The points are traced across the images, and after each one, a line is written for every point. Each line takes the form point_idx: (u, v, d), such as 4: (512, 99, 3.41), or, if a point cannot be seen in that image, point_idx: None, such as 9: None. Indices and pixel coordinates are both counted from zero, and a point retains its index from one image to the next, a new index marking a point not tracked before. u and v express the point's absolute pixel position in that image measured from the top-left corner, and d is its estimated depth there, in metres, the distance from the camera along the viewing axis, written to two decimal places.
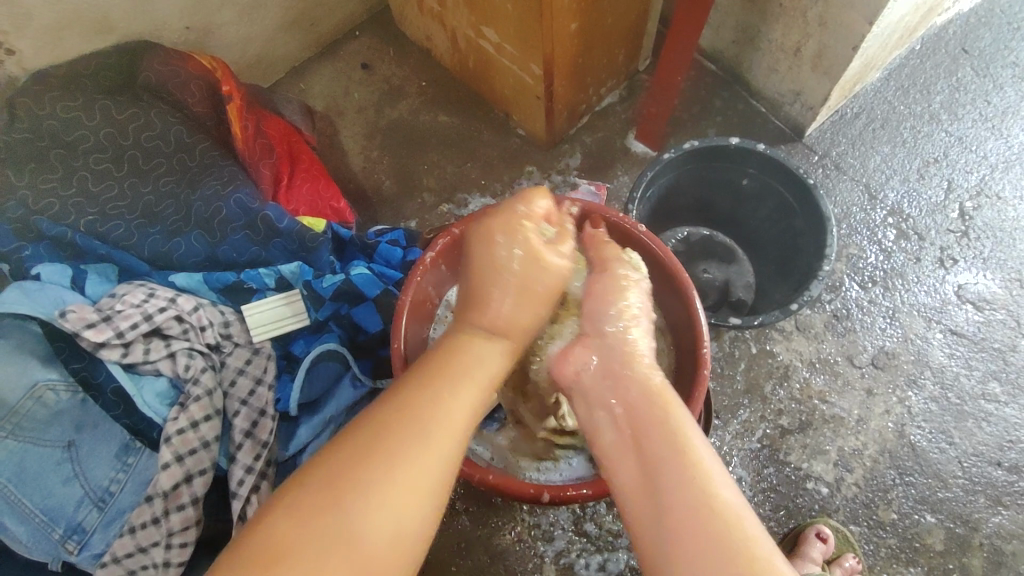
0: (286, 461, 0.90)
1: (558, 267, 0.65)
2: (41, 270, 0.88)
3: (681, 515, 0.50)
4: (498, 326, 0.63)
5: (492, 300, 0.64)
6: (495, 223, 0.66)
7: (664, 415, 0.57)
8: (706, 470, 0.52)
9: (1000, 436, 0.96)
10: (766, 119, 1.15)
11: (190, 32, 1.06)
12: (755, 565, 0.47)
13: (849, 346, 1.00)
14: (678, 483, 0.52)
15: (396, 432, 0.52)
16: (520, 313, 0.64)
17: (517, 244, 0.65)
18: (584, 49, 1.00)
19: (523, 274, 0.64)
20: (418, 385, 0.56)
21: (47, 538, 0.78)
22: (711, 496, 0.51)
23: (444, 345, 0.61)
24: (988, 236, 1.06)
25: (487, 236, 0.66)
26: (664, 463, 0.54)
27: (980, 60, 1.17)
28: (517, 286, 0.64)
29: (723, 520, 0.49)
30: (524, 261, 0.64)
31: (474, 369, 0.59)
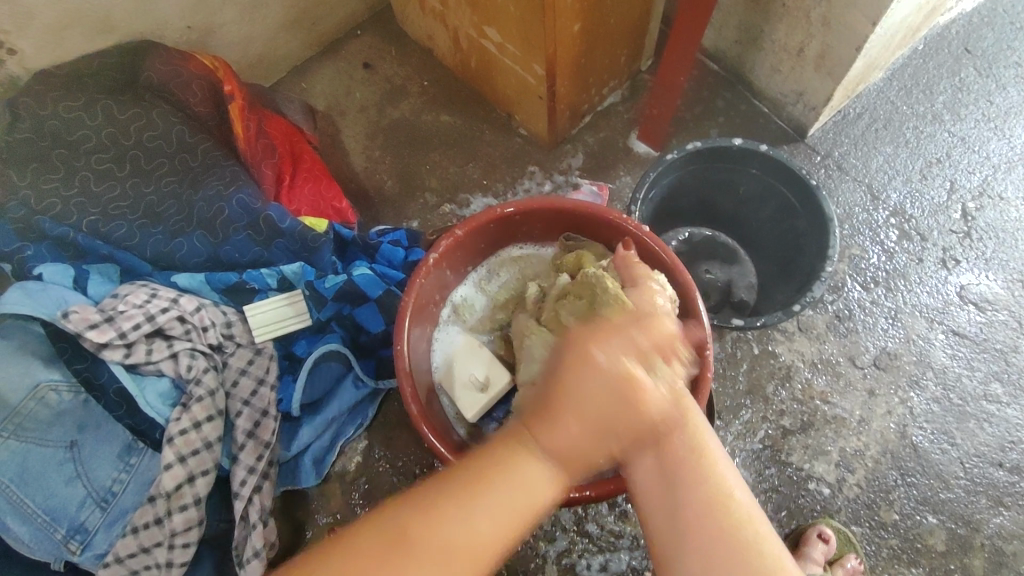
0: (289, 461, 0.92)
1: (655, 401, 0.54)
2: (43, 270, 0.87)
3: (701, 518, 0.52)
4: (562, 452, 0.52)
5: (568, 436, 0.52)
6: (598, 350, 0.54)
7: (684, 419, 0.55)
8: (722, 473, 0.53)
9: (1001, 437, 0.96)
10: (769, 119, 1.14)
11: (192, 31, 1.06)
12: (767, 566, 0.50)
13: (851, 347, 1.00)
14: (693, 488, 0.53)
15: (443, 510, 0.51)
16: (584, 443, 0.52)
17: (607, 367, 0.53)
18: (586, 49, 0.99)
19: (610, 411, 0.52)
20: (471, 475, 0.52)
21: (50, 538, 0.78)
22: (725, 496, 0.52)
23: (500, 454, 0.53)
24: (991, 237, 1.06)
25: (584, 356, 0.54)
26: (682, 466, 0.53)
27: (983, 60, 1.17)
28: (597, 415, 0.52)
29: (734, 518, 0.52)
30: (613, 391, 0.52)
31: (534, 482, 0.52)
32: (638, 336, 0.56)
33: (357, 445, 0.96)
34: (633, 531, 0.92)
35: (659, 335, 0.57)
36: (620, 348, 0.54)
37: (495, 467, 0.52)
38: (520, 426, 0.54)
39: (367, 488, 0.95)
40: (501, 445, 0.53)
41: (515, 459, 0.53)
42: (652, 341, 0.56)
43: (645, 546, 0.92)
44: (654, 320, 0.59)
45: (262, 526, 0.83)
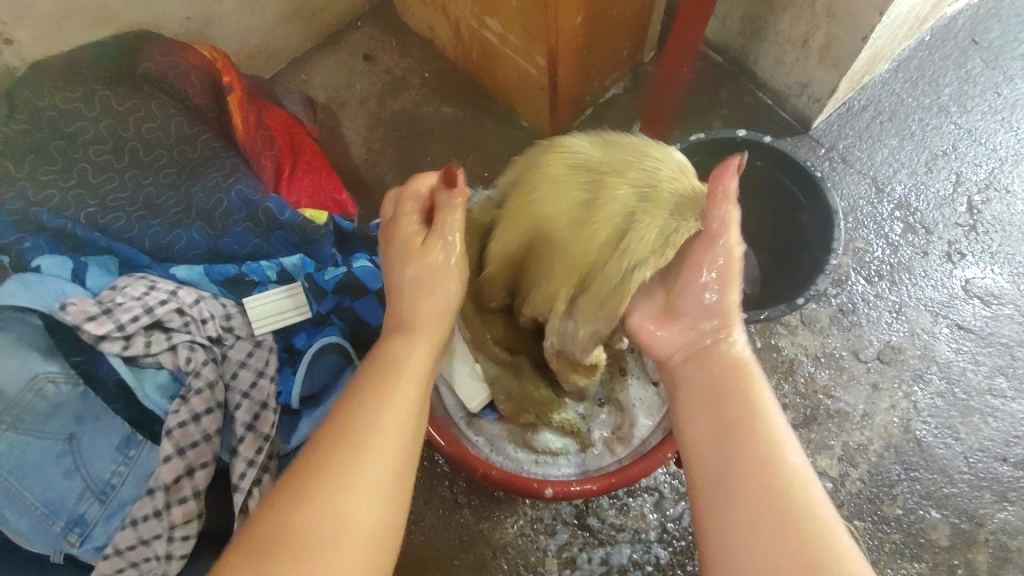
0: (288, 454, 0.90)
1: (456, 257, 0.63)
2: (41, 262, 0.87)
3: (748, 474, 0.49)
4: (423, 322, 0.62)
5: (416, 311, 0.62)
6: (394, 240, 0.66)
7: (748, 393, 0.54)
8: (777, 436, 0.51)
9: (1006, 432, 0.95)
10: (772, 111, 1.13)
11: (190, 22, 1.05)
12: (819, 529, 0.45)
13: (855, 341, 0.99)
14: (746, 446, 0.50)
15: (354, 431, 0.52)
16: (427, 311, 0.62)
17: (434, 256, 0.63)
18: (588, 40, 0.98)
19: (433, 282, 0.63)
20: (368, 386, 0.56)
21: (48, 530, 0.78)
22: (779, 461, 0.49)
23: (377, 354, 0.60)
24: (997, 230, 1.05)
25: (396, 252, 0.65)
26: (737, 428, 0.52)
27: (990, 51, 1.15)
28: (425, 294, 0.63)
29: (790, 483, 0.48)
30: (432, 270, 0.63)
31: (412, 362, 0.59)
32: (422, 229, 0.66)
33: None
34: (635, 525, 0.92)
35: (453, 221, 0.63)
36: (415, 239, 0.64)
37: (387, 362, 0.58)
38: (384, 336, 0.62)
39: None
40: (381, 343, 0.61)
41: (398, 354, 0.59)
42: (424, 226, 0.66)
43: (646, 540, 0.91)
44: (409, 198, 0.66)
45: None
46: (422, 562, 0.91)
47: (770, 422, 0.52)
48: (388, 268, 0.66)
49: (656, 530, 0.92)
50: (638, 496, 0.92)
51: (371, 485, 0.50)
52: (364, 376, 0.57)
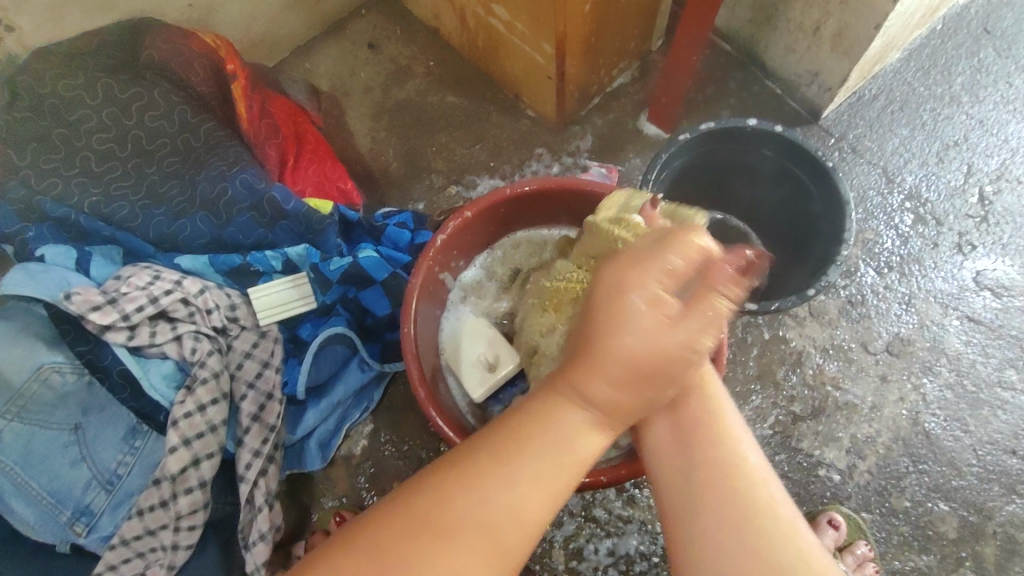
0: (294, 444, 0.91)
1: (692, 336, 0.46)
2: (45, 251, 0.88)
3: (710, 475, 0.49)
4: (609, 405, 0.48)
5: (608, 393, 0.47)
6: (630, 278, 0.47)
7: (703, 390, 0.54)
8: (732, 434, 0.52)
9: (1015, 425, 0.95)
10: (781, 100, 1.12)
11: (193, 9, 1.03)
12: (781, 533, 0.47)
13: (864, 333, 0.99)
14: (710, 449, 0.51)
15: (473, 481, 0.47)
16: (623, 395, 0.47)
17: (643, 316, 0.46)
18: (597, 28, 0.97)
19: (643, 359, 0.46)
20: (509, 438, 0.48)
21: (55, 520, 0.78)
22: (739, 462, 0.50)
23: (540, 406, 0.48)
24: (1008, 221, 1.04)
25: (618, 281, 0.47)
26: (701, 428, 0.52)
27: (1003, 40, 1.14)
28: (634, 369, 0.46)
29: (751, 484, 0.49)
30: (653, 332, 0.46)
31: (574, 437, 0.48)
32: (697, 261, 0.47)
33: (363, 428, 0.96)
34: (641, 516, 0.92)
35: (721, 298, 0.47)
36: (656, 306, 0.46)
37: (542, 416, 0.48)
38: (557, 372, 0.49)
39: (373, 472, 0.95)
40: (539, 402, 0.49)
41: (554, 410, 0.48)
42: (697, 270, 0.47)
43: (653, 530, 0.91)
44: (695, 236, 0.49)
45: (268, 509, 0.83)
46: None
47: (726, 419, 0.53)
48: (593, 296, 0.48)
49: None
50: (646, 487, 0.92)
51: (476, 535, 0.46)
52: (510, 417, 0.50)
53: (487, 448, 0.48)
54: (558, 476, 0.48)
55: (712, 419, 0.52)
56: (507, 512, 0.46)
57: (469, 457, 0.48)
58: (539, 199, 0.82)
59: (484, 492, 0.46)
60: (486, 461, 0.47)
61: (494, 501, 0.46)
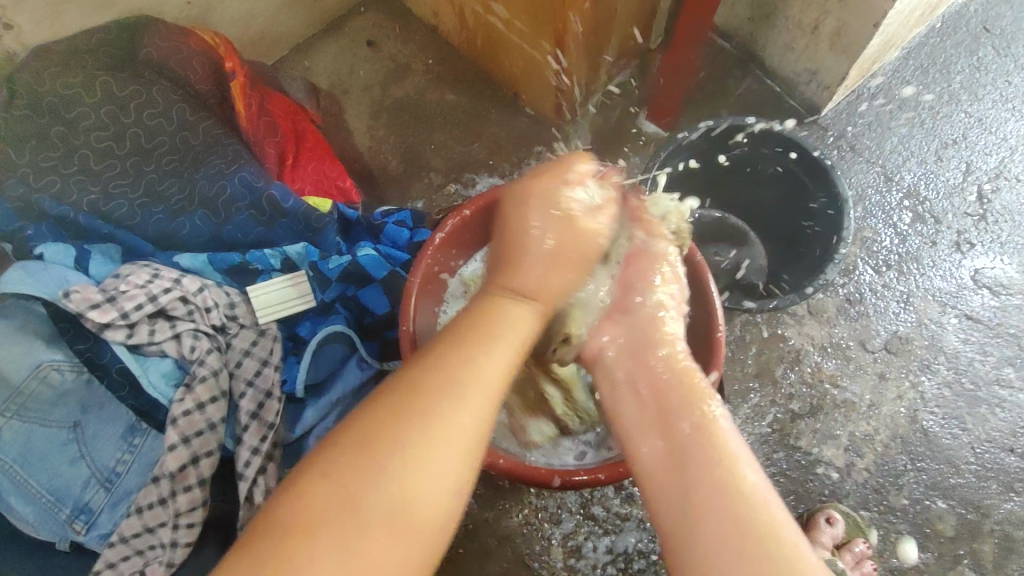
0: (293, 443, 0.90)
1: (596, 230, 0.62)
2: (44, 250, 0.87)
3: (706, 495, 0.51)
4: (538, 287, 0.60)
5: (537, 279, 0.59)
6: (541, 186, 0.62)
7: (696, 405, 0.56)
8: (732, 453, 0.53)
9: (1013, 423, 0.95)
10: (780, 99, 1.12)
11: (192, 7, 1.03)
12: (781, 549, 0.47)
13: (862, 331, 0.99)
14: (707, 468, 0.52)
15: (418, 396, 0.50)
16: (554, 278, 0.60)
17: (554, 215, 0.61)
18: (596, 26, 0.97)
19: (558, 244, 0.60)
20: (460, 331, 0.56)
21: (54, 518, 0.78)
22: (739, 483, 0.51)
23: (478, 304, 0.59)
24: (1007, 220, 1.04)
25: (524, 195, 0.63)
26: (698, 449, 0.53)
27: (1002, 39, 1.14)
28: (553, 255, 0.60)
29: (749, 505, 0.49)
30: (563, 226, 0.61)
31: (515, 321, 0.57)
32: (590, 180, 0.63)
33: None
34: (640, 513, 0.92)
35: (611, 211, 0.63)
36: (559, 191, 0.62)
37: (485, 315, 0.57)
38: (492, 279, 0.61)
39: None
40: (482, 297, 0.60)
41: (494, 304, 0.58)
42: (590, 188, 0.63)
43: (651, 528, 0.91)
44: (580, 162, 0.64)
45: (267, 507, 0.83)
46: None
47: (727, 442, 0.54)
48: (510, 215, 0.63)
49: None
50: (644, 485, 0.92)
51: (424, 443, 0.48)
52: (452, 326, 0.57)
53: (434, 363, 0.53)
54: (495, 380, 0.53)
55: (711, 439, 0.54)
56: (453, 448, 0.49)
57: (420, 373, 0.52)
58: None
59: (435, 411, 0.50)
60: (432, 374, 0.52)
61: (444, 415, 0.50)
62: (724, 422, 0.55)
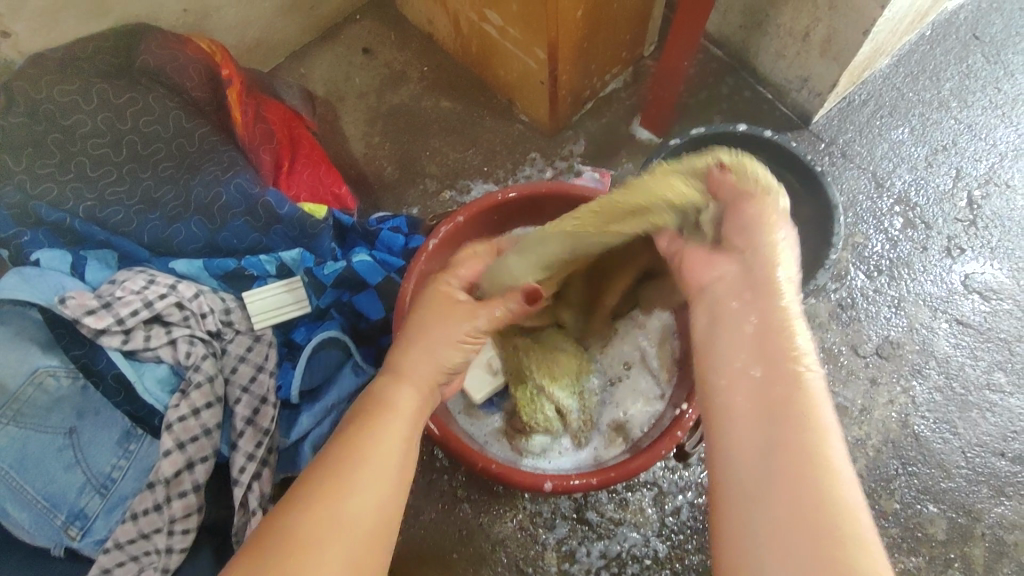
0: (289, 447, 0.91)
1: (468, 315, 0.64)
2: (40, 256, 0.88)
3: (781, 466, 0.44)
4: (414, 371, 0.61)
5: (419, 358, 0.62)
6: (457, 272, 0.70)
7: (793, 360, 0.48)
8: (822, 424, 0.45)
9: (1003, 427, 0.96)
10: (773, 106, 1.13)
11: (188, 14, 1.04)
12: (846, 532, 0.41)
13: (854, 336, 0.99)
14: (791, 422, 0.45)
15: (332, 478, 0.51)
16: (421, 364, 0.61)
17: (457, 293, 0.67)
18: (589, 33, 0.98)
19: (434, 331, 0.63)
20: (361, 423, 0.56)
21: (50, 524, 0.78)
22: (814, 449, 0.44)
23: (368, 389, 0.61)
24: (996, 225, 1.05)
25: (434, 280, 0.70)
26: (781, 406, 0.46)
27: (991, 46, 1.15)
28: (425, 341, 0.62)
29: (822, 478, 0.43)
30: (438, 315, 0.64)
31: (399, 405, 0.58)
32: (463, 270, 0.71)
33: None
34: (633, 519, 0.92)
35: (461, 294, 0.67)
36: (450, 297, 0.66)
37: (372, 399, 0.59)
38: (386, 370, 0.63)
39: None
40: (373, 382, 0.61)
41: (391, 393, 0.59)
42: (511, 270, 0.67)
43: (645, 533, 0.92)
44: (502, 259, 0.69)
45: (262, 512, 0.83)
46: (422, 555, 0.91)
47: (819, 408, 0.46)
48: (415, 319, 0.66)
49: (655, 525, 0.92)
50: (638, 490, 0.93)
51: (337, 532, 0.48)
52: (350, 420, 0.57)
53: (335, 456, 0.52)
54: (399, 451, 0.55)
55: (800, 390, 0.47)
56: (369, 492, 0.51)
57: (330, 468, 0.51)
58: (536, 206, 0.83)
59: (342, 491, 0.50)
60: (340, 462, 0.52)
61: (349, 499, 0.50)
62: (819, 382, 0.48)
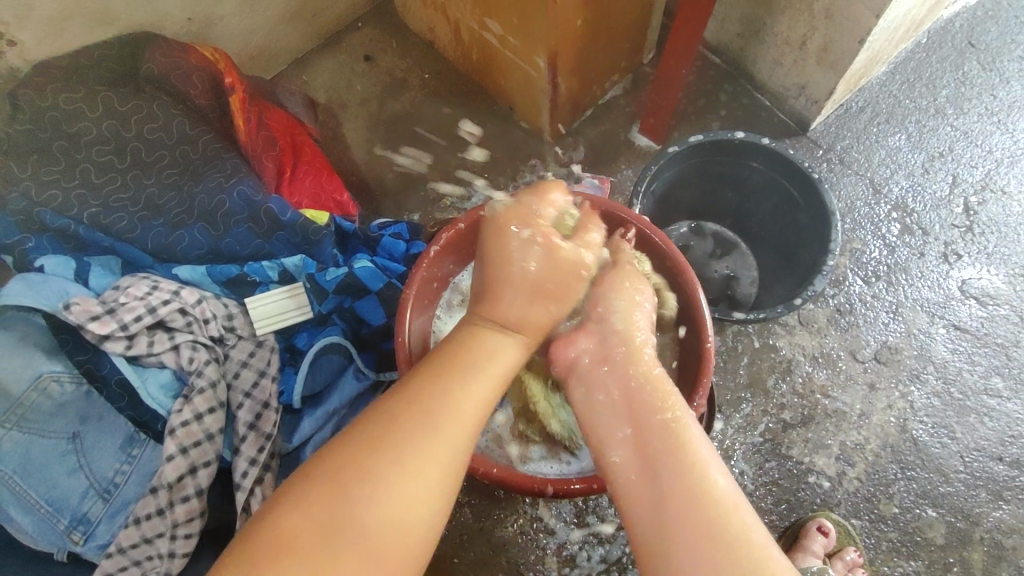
0: (290, 453, 0.91)
1: (574, 258, 0.66)
2: (44, 262, 0.88)
3: (684, 509, 0.52)
4: (514, 320, 0.63)
5: (510, 307, 0.64)
6: (510, 219, 0.67)
7: (664, 411, 0.58)
8: (700, 460, 0.55)
9: (1001, 431, 0.96)
10: (771, 113, 1.14)
11: (192, 23, 1.05)
12: (751, 551, 0.50)
13: (852, 341, 1.00)
14: (681, 470, 0.54)
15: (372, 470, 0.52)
16: (534, 311, 0.64)
17: (530, 242, 0.65)
18: (588, 42, 0.99)
19: (542, 272, 0.64)
20: (422, 392, 0.57)
21: (53, 528, 0.79)
22: (709, 488, 0.53)
23: (459, 333, 0.63)
24: (993, 231, 1.06)
25: (498, 225, 0.67)
26: (665, 456, 0.55)
27: (987, 53, 1.16)
28: (534, 285, 0.64)
29: (720, 507, 0.52)
30: (543, 253, 0.65)
31: (496, 351, 0.61)
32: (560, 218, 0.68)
33: None
34: None
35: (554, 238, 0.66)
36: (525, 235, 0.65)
37: (464, 341, 0.61)
38: (474, 309, 0.65)
39: None
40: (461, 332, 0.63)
41: (472, 335, 0.62)
42: (565, 217, 0.70)
43: None
44: (559, 200, 0.69)
45: None
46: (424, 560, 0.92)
47: (697, 449, 0.55)
48: (486, 251, 0.68)
49: None
50: None
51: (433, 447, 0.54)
52: (436, 355, 0.61)
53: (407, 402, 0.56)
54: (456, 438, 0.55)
55: (684, 439, 0.56)
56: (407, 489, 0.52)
57: (416, 390, 0.57)
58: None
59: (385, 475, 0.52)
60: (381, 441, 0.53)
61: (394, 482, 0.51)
62: (694, 425, 0.57)
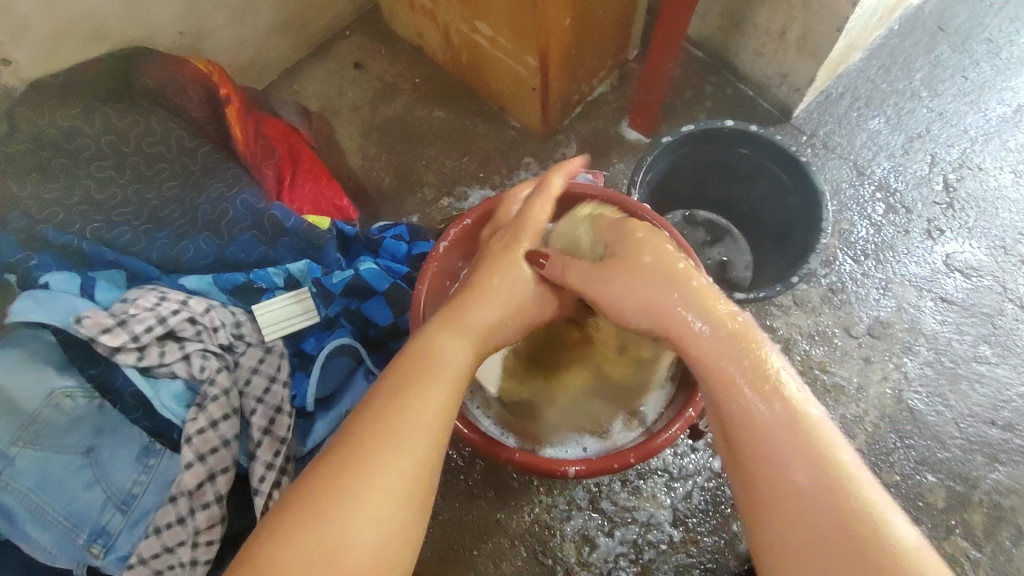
0: (305, 456, 0.91)
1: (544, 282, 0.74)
2: (50, 279, 0.87)
3: (789, 481, 0.49)
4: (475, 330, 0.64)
5: (481, 318, 0.65)
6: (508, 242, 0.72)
7: (766, 391, 0.54)
8: (821, 435, 0.51)
9: (992, 397, 1.00)
10: (755, 102, 1.18)
11: (184, 36, 1.06)
12: (872, 528, 0.46)
13: (846, 318, 1.03)
14: (786, 448, 0.51)
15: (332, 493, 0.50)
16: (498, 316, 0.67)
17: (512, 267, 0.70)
18: (577, 39, 1.02)
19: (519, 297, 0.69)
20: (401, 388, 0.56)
21: (72, 544, 0.79)
22: (826, 456, 0.50)
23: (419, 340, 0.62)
24: (972, 207, 1.10)
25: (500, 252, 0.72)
26: (772, 434, 0.52)
27: (956, 37, 1.21)
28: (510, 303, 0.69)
29: (838, 482, 0.48)
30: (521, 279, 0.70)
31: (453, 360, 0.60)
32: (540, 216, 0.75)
33: None
34: (647, 506, 0.95)
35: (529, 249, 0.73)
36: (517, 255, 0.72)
37: (426, 349, 0.61)
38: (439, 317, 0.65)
39: None
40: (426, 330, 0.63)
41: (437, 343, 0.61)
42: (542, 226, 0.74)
43: (659, 521, 0.94)
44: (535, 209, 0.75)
45: None
46: (442, 554, 0.93)
47: (813, 424, 0.52)
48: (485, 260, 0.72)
49: (668, 510, 0.95)
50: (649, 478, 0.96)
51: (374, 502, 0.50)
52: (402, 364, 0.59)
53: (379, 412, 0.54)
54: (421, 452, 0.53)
55: (793, 419, 0.52)
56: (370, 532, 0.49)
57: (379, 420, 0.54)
58: None
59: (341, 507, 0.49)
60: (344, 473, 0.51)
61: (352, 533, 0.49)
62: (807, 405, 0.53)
